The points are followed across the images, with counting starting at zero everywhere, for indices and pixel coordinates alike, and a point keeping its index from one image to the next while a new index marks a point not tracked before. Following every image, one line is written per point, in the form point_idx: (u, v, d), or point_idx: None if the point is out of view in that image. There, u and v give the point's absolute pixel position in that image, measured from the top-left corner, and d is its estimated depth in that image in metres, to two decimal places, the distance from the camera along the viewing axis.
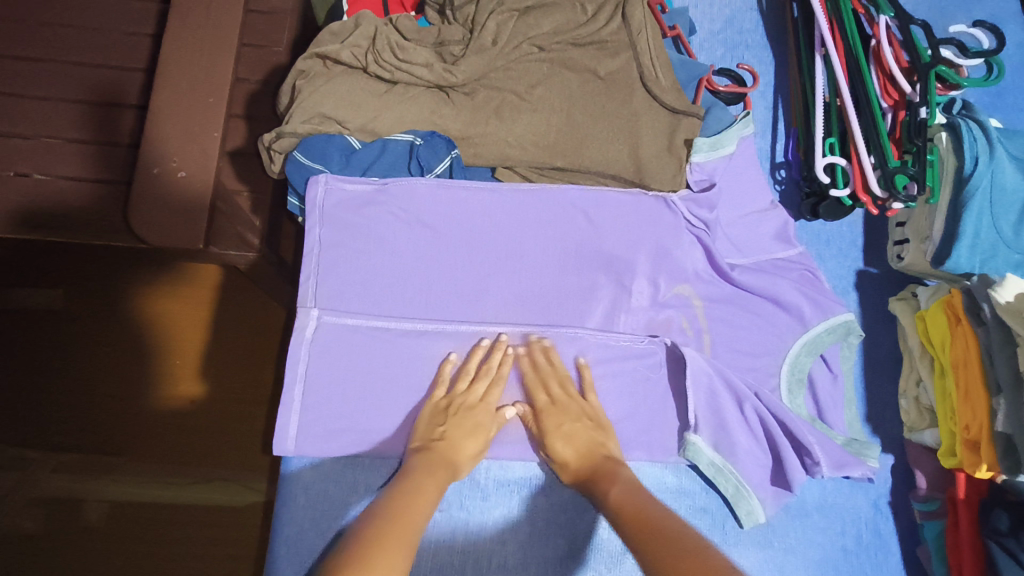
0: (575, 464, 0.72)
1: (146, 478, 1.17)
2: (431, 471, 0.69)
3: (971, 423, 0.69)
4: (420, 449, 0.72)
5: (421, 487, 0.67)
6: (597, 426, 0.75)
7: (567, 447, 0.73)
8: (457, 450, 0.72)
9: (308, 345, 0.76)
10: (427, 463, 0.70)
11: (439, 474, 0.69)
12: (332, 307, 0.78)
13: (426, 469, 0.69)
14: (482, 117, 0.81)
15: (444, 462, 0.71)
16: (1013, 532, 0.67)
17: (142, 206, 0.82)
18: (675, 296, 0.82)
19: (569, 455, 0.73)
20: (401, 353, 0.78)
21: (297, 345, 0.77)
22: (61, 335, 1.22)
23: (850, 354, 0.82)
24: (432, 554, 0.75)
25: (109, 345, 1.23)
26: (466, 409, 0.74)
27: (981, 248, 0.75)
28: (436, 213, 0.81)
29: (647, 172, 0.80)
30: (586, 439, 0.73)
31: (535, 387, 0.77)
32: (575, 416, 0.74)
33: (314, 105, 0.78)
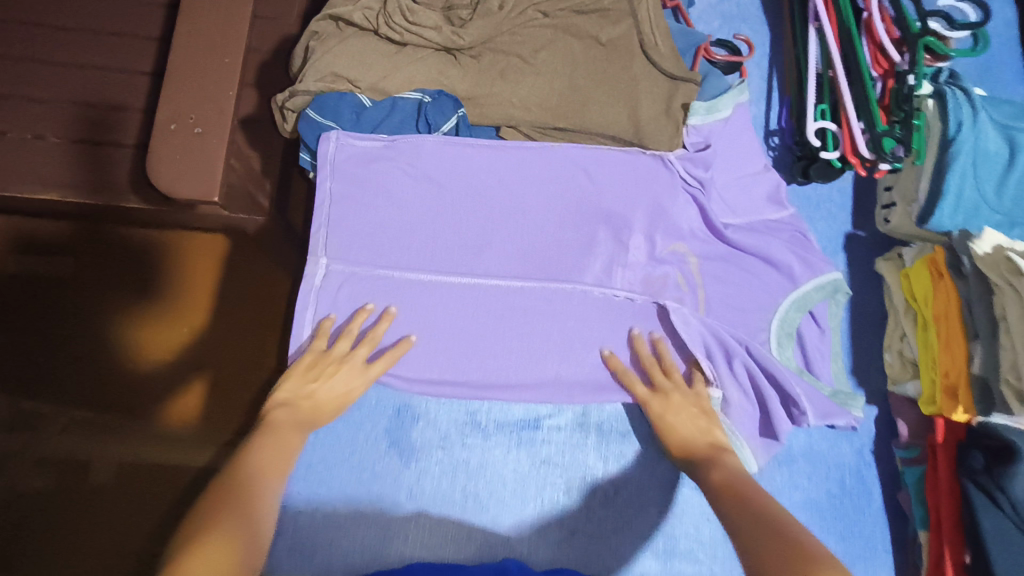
0: (676, 447, 0.73)
1: (152, 438, 1.20)
2: (294, 425, 0.72)
3: (951, 368, 0.72)
4: (284, 403, 0.74)
5: (282, 439, 0.69)
6: (702, 413, 0.75)
7: (681, 434, 0.74)
8: (323, 404, 0.75)
9: (316, 292, 0.81)
10: (292, 416, 0.72)
11: (298, 429, 0.72)
12: (343, 257, 0.82)
13: (290, 422, 0.72)
14: (488, 78, 0.84)
15: (307, 415, 0.74)
16: (987, 470, 0.69)
17: (159, 161, 0.86)
18: (671, 252, 0.86)
19: (679, 435, 0.74)
20: (408, 292, 0.82)
21: (306, 292, 0.81)
22: (68, 302, 1.25)
23: (837, 311, 0.85)
24: (435, 487, 0.79)
25: (114, 313, 1.25)
26: (344, 370, 0.76)
27: (965, 206, 0.78)
28: (440, 169, 0.85)
29: (646, 134, 0.84)
30: (692, 426, 0.74)
31: (634, 377, 0.79)
32: (682, 402, 0.76)
33: (327, 66, 0.82)
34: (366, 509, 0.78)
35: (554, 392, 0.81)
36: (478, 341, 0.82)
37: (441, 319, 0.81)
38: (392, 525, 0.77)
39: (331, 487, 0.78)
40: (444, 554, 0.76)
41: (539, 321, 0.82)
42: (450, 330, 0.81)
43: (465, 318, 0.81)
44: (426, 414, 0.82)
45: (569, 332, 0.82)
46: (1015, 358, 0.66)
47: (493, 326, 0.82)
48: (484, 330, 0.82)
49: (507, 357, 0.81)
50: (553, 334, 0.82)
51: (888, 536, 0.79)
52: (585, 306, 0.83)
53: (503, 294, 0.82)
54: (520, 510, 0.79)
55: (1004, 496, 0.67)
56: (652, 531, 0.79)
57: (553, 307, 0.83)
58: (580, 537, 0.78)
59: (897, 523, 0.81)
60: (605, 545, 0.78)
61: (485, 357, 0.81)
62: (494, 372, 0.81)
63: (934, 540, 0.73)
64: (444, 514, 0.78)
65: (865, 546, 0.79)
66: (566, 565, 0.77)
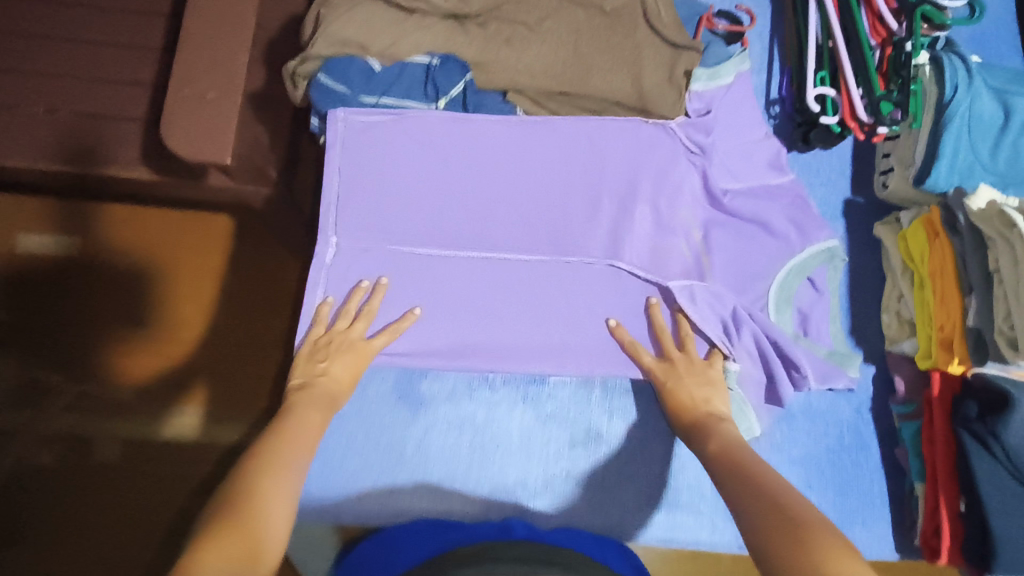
0: (679, 413, 0.75)
1: (156, 415, 1.19)
2: (315, 403, 0.73)
3: (946, 322, 0.74)
4: (299, 387, 0.75)
5: (301, 421, 0.70)
6: (710, 381, 0.77)
7: (689, 400, 0.75)
8: (336, 381, 0.76)
9: (327, 270, 0.83)
10: (309, 399, 0.73)
11: (317, 408, 0.73)
12: (351, 234, 0.84)
13: (309, 403, 0.73)
14: (494, 45, 0.84)
15: (325, 395, 0.74)
16: (981, 418, 0.72)
17: (171, 127, 0.85)
18: (675, 220, 0.87)
19: (687, 401, 0.75)
20: (415, 260, 0.84)
21: (317, 269, 0.83)
22: (68, 278, 1.23)
23: (836, 276, 0.87)
24: (442, 440, 0.81)
25: (117, 291, 1.23)
26: (346, 346, 0.78)
27: (959, 168, 0.79)
28: (448, 141, 0.87)
29: (649, 100, 0.85)
30: (699, 394, 0.76)
31: (641, 349, 0.81)
32: (688, 371, 0.78)
33: (337, 32, 0.81)
34: (374, 466, 0.79)
35: (562, 353, 0.82)
36: (486, 302, 0.83)
37: (448, 282, 0.84)
38: (399, 482, 0.79)
39: (343, 435, 0.80)
40: (450, 511, 0.79)
41: (543, 284, 0.84)
42: (457, 291, 0.83)
43: (472, 279, 0.84)
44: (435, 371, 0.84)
45: (574, 296, 0.84)
46: (1008, 309, 0.68)
47: (502, 289, 0.84)
48: (493, 289, 0.84)
49: (513, 319, 0.83)
50: (558, 299, 0.84)
51: (885, 490, 0.81)
52: (587, 269, 0.85)
53: (510, 260, 0.85)
54: (526, 462, 0.81)
55: (998, 442, 0.70)
56: (656, 483, 0.81)
57: (556, 272, 0.85)
58: (583, 494, 0.80)
59: (895, 477, 0.82)
60: (608, 501, 0.80)
61: (491, 317, 0.83)
62: (501, 331, 0.83)
63: (930, 491, 0.74)
64: (450, 467, 0.80)
65: (863, 501, 0.81)
66: (570, 521, 0.79)
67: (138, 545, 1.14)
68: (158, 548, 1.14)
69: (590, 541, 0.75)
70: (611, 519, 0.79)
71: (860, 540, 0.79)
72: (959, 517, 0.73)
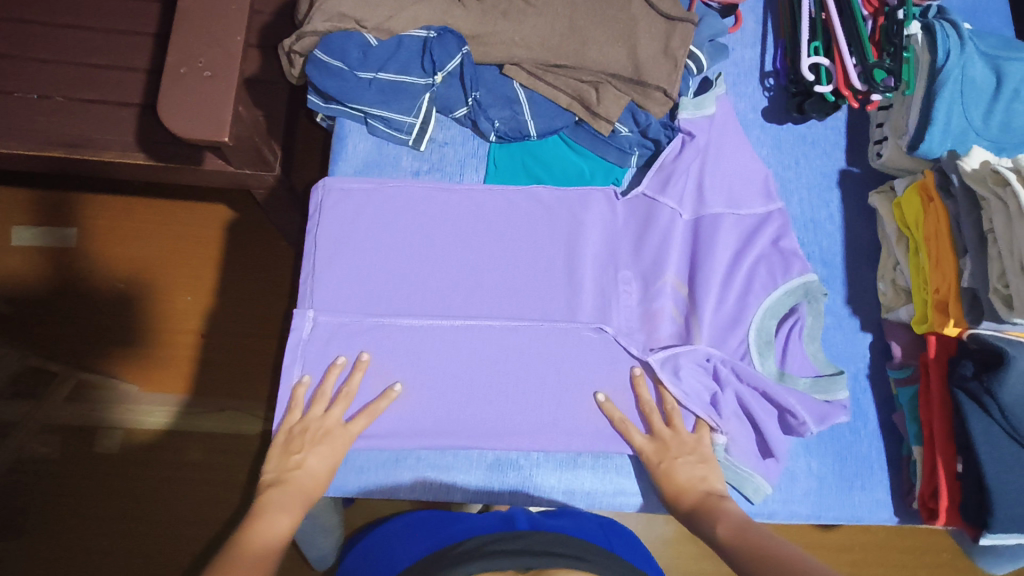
0: (682, 501, 0.72)
1: (159, 404, 1.18)
2: (286, 504, 0.67)
3: (941, 285, 0.75)
4: (273, 482, 0.70)
5: (268, 528, 0.64)
6: (703, 459, 0.75)
7: (682, 484, 0.73)
8: (312, 476, 0.71)
9: (304, 346, 0.78)
10: (281, 497, 0.68)
11: (289, 507, 0.67)
12: (330, 308, 0.79)
13: (281, 503, 0.67)
14: (491, 18, 0.85)
15: (299, 491, 0.69)
16: (978, 376, 0.72)
17: (166, 104, 0.83)
18: (664, 263, 0.84)
19: (682, 486, 0.73)
20: (400, 332, 0.79)
21: (294, 346, 0.79)
22: (65, 269, 1.22)
23: (817, 312, 0.82)
24: (440, 400, 0.78)
25: (115, 281, 1.22)
26: (322, 436, 0.73)
27: (953, 133, 0.80)
28: (430, 211, 0.84)
29: (645, 70, 0.85)
30: (692, 474, 0.73)
31: (631, 425, 0.77)
32: (681, 450, 0.75)
33: (334, 6, 0.82)
34: (373, 459, 0.78)
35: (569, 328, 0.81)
36: (480, 279, 0.82)
37: (445, 257, 0.82)
38: (396, 472, 0.77)
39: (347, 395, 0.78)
40: (454, 480, 0.78)
41: (541, 256, 0.84)
42: (452, 264, 0.82)
43: (463, 256, 0.82)
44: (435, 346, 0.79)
45: (575, 273, 0.83)
46: (1003, 268, 0.69)
47: (503, 270, 0.83)
48: (489, 266, 0.82)
49: (511, 303, 0.82)
50: (559, 275, 0.83)
51: (883, 454, 0.82)
52: (585, 245, 0.85)
53: (505, 261, 0.83)
54: (534, 418, 0.78)
55: (993, 400, 0.70)
56: None
57: (554, 249, 0.84)
58: (583, 463, 0.79)
59: (891, 441, 0.83)
60: (611, 465, 0.79)
61: (491, 295, 0.81)
62: (500, 312, 0.81)
63: (928, 453, 0.75)
64: (452, 431, 0.77)
65: (862, 465, 0.81)
66: (571, 489, 0.78)
67: (139, 536, 1.13)
68: (161, 536, 1.13)
69: (597, 529, 0.76)
70: (611, 484, 0.79)
71: (858, 502, 0.80)
72: (958, 476, 0.73)
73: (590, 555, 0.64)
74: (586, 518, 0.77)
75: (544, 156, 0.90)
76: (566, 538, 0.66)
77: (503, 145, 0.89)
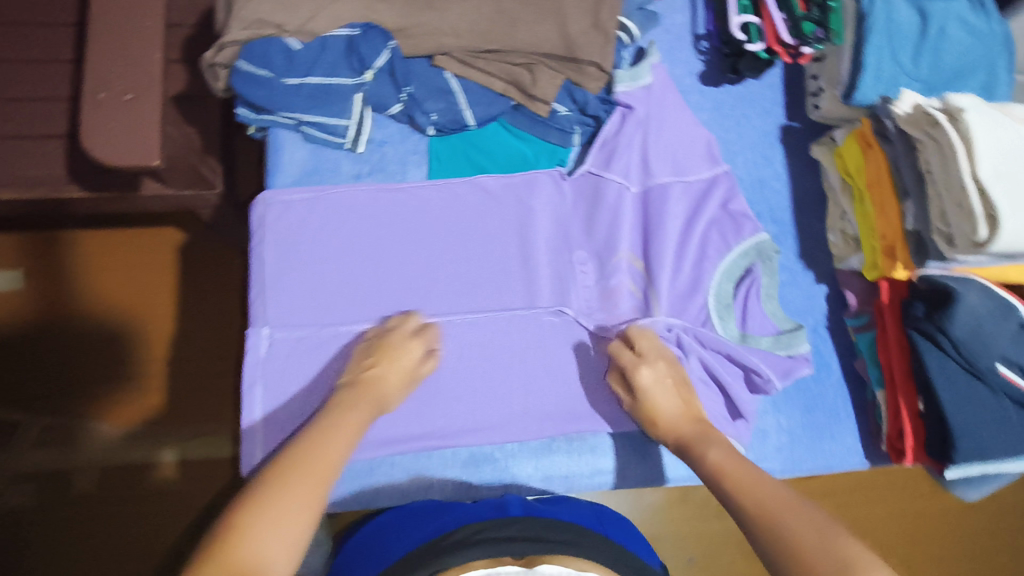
0: (676, 432, 0.71)
1: (132, 437, 1.15)
2: (357, 403, 0.69)
3: (886, 230, 0.76)
4: (348, 384, 0.71)
5: (338, 424, 0.66)
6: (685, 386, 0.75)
7: (668, 406, 0.73)
8: (384, 381, 0.72)
9: (261, 366, 0.76)
10: (352, 397, 0.69)
11: (362, 406, 0.69)
12: (283, 325, 0.77)
13: (354, 402, 0.69)
14: (415, 8, 0.83)
15: (372, 393, 0.70)
16: (929, 315, 0.73)
17: (88, 132, 0.80)
18: (617, 240, 0.84)
19: (665, 413, 0.72)
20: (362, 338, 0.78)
21: (251, 366, 0.76)
22: (28, 312, 1.17)
23: (771, 271, 0.83)
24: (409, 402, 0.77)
25: (82, 318, 1.18)
26: (391, 345, 0.74)
27: (885, 78, 0.80)
28: (376, 213, 0.82)
29: (577, 46, 0.83)
30: (676, 400, 0.73)
31: (619, 348, 0.76)
32: (665, 372, 0.75)
33: (251, 12, 0.79)
34: (347, 470, 0.76)
35: (529, 313, 0.81)
36: (436, 275, 0.81)
37: (396, 257, 0.81)
38: (373, 478, 0.76)
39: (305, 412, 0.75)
40: (432, 479, 0.77)
41: (495, 243, 0.83)
42: (404, 264, 0.81)
43: (415, 254, 0.81)
44: None
45: (531, 258, 0.83)
46: (943, 207, 0.70)
47: (458, 263, 0.82)
48: (443, 263, 0.81)
49: (469, 296, 0.81)
50: (515, 262, 0.83)
51: (849, 402, 0.84)
52: (537, 230, 0.84)
53: (459, 255, 0.82)
54: (506, 408, 0.78)
55: (946, 337, 0.72)
56: (624, 443, 0.80)
57: (506, 237, 0.83)
58: (558, 447, 0.79)
59: (857, 388, 0.84)
60: (585, 447, 0.79)
61: (448, 289, 0.80)
62: (460, 307, 0.80)
63: (891, 396, 0.76)
64: (424, 430, 0.76)
65: (830, 414, 0.83)
66: (549, 475, 0.78)
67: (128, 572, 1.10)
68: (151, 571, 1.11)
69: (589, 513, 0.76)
70: (588, 468, 0.79)
71: (830, 451, 0.81)
72: (920, 415, 0.75)
73: (582, 543, 0.64)
74: (578, 508, 0.76)
75: (486, 144, 0.88)
76: (562, 524, 0.66)
77: (443, 137, 0.88)
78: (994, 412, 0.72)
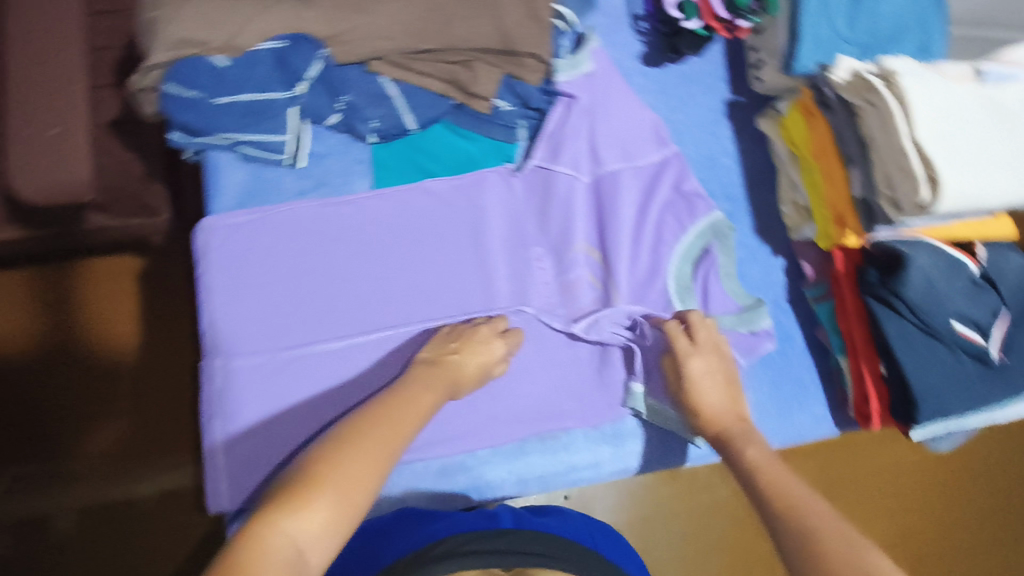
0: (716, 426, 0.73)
1: (109, 474, 1.10)
2: (432, 383, 0.70)
3: (836, 200, 0.76)
4: (428, 361, 0.73)
5: (409, 397, 0.67)
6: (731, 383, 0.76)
7: (713, 400, 0.74)
8: (465, 368, 0.73)
9: (218, 398, 0.74)
10: (429, 376, 0.71)
11: (438, 387, 0.70)
12: (236, 354, 0.75)
13: (428, 380, 0.70)
14: (343, 12, 0.76)
15: (449, 375, 0.72)
16: (883, 281, 0.73)
17: (14, 172, 0.75)
18: (571, 233, 0.84)
19: (707, 408, 0.74)
20: (324, 357, 0.76)
21: (208, 400, 0.74)
22: (31, 342, 1.11)
23: (727, 249, 0.84)
24: None
25: (79, 353, 1.12)
26: (473, 334, 0.76)
27: (823, 45, 0.79)
28: (323, 230, 0.80)
29: (516, 40, 0.79)
30: (721, 395, 0.75)
31: (677, 333, 0.77)
32: (715, 368, 0.75)
33: (172, 33, 0.72)
34: None
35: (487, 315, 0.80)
36: (390, 287, 0.80)
37: (349, 273, 0.79)
38: None
39: (267, 442, 0.74)
40: (405, 496, 0.76)
41: (451, 247, 0.82)
42: (357, 279, 0.79)
43: (368, 268, 0.79)
44: (357, 364, 0.77)
45: (489, 259, 0.82)
46: (886, 172, 0.70)
47: (413, 273, 0.80)
48: (397, 274, 0.80)
49: (426, 304, 0.80)
50: (472, 263, 0.82)
51: (814, 370, 0.85)
52: (490, 230, 0.83)
53: (412, 263, 0.80)
54: (475, 413, 0.77)
55: (900, 300, 0.72)
56: (595, 438, 0.80)
57: (460, 241, 0.82)
58: (531, 448, 0.79)
59: (820, 355, 0.85)
60: (558, 445, 0.79)
61: (404, 300, 0.79)
62: (418, 318, 0.79)
63: (854, 363, 0.77)
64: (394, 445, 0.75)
65: (796, 385, 0.83)
66: (524, 477, 0.78)
67: None
68: None
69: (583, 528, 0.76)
70: (563, 465, 0.79)
71: (799, 422, 0.82)
72: (883, 378, 0.76)
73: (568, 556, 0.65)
74: (573, 523, 0.76)
75: (430, 147, 0.87)
76: (558, 539, 0.68)
77: (385, 144, 0.86)
78: (953, 371, 0.73)
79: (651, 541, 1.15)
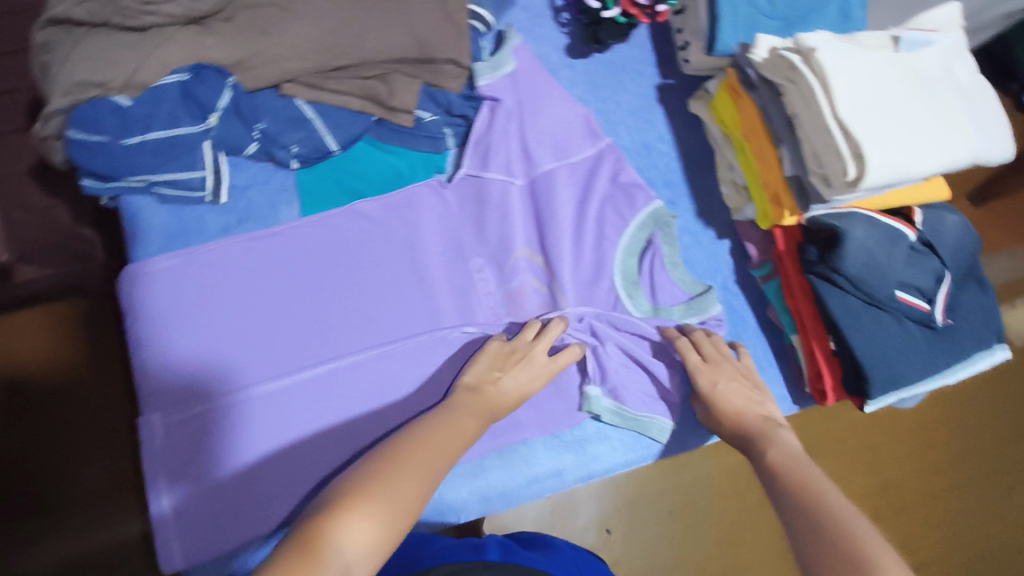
0: (732, 426, 0.73)
1: (81, 525, 0.97)
2: (474, 410, 0.67)
3: (770, 180, 0.75)
4: (470, 388, 0.70)
5: (454, 422, 0.65)
6: (752, 388, 0.76)
7: (737, 403, 0.73)
8: (507, 396, 0.71)
9: (160, 455, 0.71)
10: (474, 404, 0.68)
11: (479, 413, 0.67)
12: (174, 406, 0.72)
13: (469, 407, 0.67)
14: (248, 36, 0.73)
15: (492, 404, 0.69)
16: (821, 258, 0.72)
17: None
18: (510, 240, 0.83)
19: (732, 411, 0.73)
20: (270, 397, 0.73)
21: (150, 458, 0.70)
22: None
23: (671, 239, 0.82)
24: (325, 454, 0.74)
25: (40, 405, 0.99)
26: (519, 357, 0.73)
27: (743, 22, 0.77)
28: (251, 265, 0.77)
29: (431, 47, 0.78)
30: (744, 397, 0.74)
31: (686, 345, 0.77)
32: (720, 373, 0.76)
33: (68, 76, 0.68)
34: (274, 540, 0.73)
35: (433, 333, 0.78)
36: (329, 316, 0.77)
37: (286, 306, 0.76)
38: None
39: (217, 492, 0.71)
40: None
41: (393, 266, 0.80)
42: (294, 312, 0.76)
43: (304, 299, 0.77)
44: (305, 398, 0.74)
45: (429, 276, 0.81)
46: (813, 148, 0.69)
47: (353, 298, 0.78)
48: (334, 302, 0.77)
49: (369, 330, 0.77)
50: (413, 282, 0.80)
51: (769, 350, 0.84)
52: (427, 246, 0.81)
53: (350, 289, 0.78)
54: None
55: (841, 276, 0.71)
56: (553, 444, 0.80)
57: (399, 259, 0.80)
58: (490, 464, 0.77)
59: (773, 334, 0.85)
60: (515, 456, 0.78)
61: (345, 328, 0.77)
62: (362, 345, 0.77)
63: (805, 339, 0.77)
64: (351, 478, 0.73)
65: None
66: (484, 493, 0.77)
67: None
68: None
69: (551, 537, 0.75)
70: (525, 476, 0.78)
71: None
72: (834, 353, 0.75)
73: None
74: (556, 555, 0.75)
75: (357, 166, 0.84)
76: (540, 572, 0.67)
77: (309, 168, 0.83)
78: (901, 338, 0.73)
79: (637, 526, 1.15)
